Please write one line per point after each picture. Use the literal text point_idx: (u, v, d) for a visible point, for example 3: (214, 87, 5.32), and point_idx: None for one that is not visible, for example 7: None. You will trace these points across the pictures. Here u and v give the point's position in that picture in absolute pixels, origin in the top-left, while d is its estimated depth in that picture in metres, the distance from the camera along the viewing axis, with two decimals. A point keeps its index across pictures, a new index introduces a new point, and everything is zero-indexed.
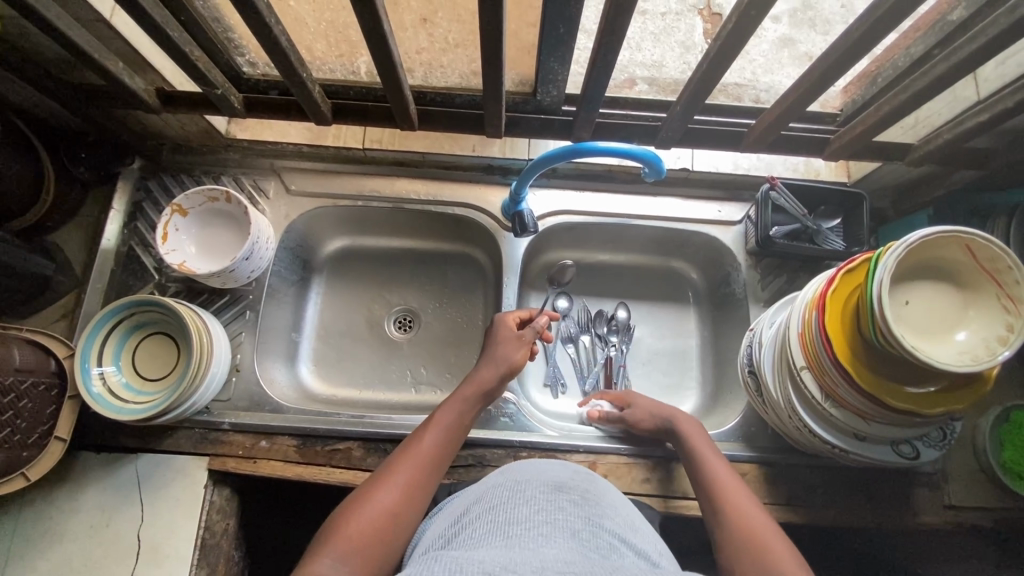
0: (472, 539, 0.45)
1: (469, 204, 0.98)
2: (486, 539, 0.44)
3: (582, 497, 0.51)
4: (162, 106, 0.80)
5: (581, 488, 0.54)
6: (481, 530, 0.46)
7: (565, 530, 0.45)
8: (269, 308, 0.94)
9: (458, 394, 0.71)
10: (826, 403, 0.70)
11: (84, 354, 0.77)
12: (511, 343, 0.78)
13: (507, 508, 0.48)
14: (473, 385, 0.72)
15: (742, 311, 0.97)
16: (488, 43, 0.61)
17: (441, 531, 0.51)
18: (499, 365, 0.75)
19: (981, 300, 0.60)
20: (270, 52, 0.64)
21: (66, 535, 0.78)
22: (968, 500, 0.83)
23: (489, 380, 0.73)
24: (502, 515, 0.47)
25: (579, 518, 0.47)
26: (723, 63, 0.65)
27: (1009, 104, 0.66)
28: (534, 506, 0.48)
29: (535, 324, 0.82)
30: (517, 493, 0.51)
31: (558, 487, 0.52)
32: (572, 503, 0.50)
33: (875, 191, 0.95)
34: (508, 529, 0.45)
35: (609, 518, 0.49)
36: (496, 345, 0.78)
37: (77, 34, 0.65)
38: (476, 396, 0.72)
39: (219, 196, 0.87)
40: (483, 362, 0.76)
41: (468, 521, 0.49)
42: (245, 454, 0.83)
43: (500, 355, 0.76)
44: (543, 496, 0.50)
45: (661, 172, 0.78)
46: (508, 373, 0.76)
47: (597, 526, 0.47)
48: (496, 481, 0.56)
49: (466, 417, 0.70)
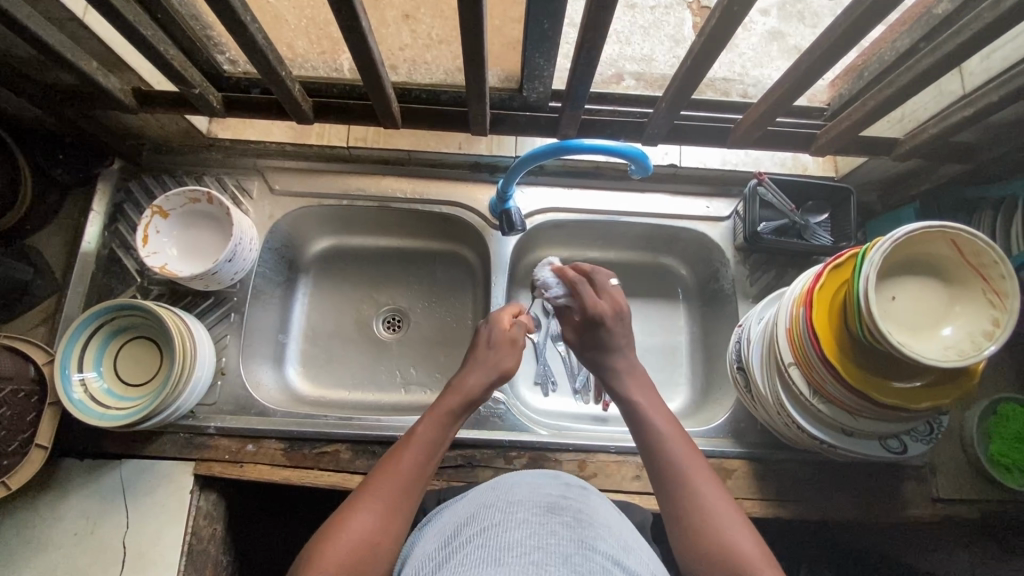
0: (462, 566, 0.44)
1: (457, 202, 0.97)
2: (477, 566, 0.44)
3: (574, 519, 0.51)
4: (139, 106, 0.79)
5: (574, 509, 0.53)
6: (472, 557, 0.45)
7: (557, 556, 0.45)
8: (254, 310, 0.92)
9: (442, 406, 0.67)
10: (814, 399, 0.70)
11: (64, 360, 0.75)
12: (503, 349, 0.75)
13: (498, 531, 0.48)
14: (460, 393, 0.69)
15: (731, 307, 0.97)
16: (471, 38, 0.60)
17: (431, 553, 0.51)
18: (487, 371, 0.73)
19: (966, 294, 0.60)
20: (249, 51, 0.63)
21: (49, 544, 0.77)
22: (956, 493, 0.84)
23: (475, 389, 0.70)
24: (494, 540, 0.47)
25: (572, 542, 0.47)
26: (708, 58, 0.64)
27: (994, 98, 0.65)
28: (526, 530, 0.48)
29: (522, 325, 0.80)
30: (508, 515, 0.50)
31: (551, 508, 0.52)
32: (564, 526, 0.49)
33: (863, 184, 0.95)
34: (499, 555, 0.45)
35: (603, 540, 0.49)
36: (487, 351, 0.75)
37: (48, 33, 0.64)
38: (463, 406, 0.69)
39: (201, 197, 0.86)
40: (470, 368, 0.73)
41: (459, 547, 0.48)
42: (231, 458, 0.82)
43: (489, 361, 0.74)
44: (535, 518, 0.50)
45: (649, 169, 0.78)
46: (497, 379, 0.73)
47: (590, 549, 0.46)
48: (488, 500, 0.55)
49: (448, 429, 0.66)
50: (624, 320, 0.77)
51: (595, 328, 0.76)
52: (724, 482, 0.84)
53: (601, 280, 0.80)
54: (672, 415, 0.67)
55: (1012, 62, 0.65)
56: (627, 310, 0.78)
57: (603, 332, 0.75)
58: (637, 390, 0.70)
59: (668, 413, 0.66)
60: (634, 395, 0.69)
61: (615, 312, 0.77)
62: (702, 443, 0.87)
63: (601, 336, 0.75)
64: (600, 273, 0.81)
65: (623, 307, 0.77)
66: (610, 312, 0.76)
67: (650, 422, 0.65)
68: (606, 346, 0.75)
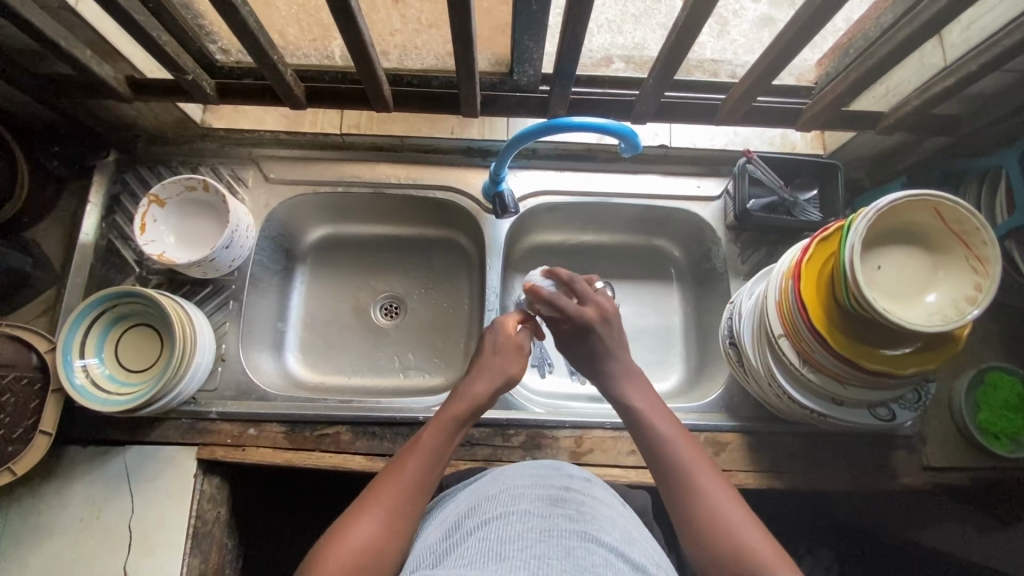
0: (463, 560, 0.46)
1: (451, 187, 0.98)
2: (477, 561, 0.45)
3: (576, 512, 0.51)
4: (133, 95, 0.79)
5: (577, 501, 0.54)
6: (473, 551, 0.46)
7: (559, 549, 0.45)
8: (253, 297, 0.93)
9: (449, 413, 0.66)
10: (803, 368, 0.71)
11: (66, 346, 0.76)
12: (509, 354, 0.74)
13: (498, 526, 0.49)
14: (465, 402, 0.68)
15: (722, 285, 0.98)
16: (459, 19, 0.61)
17: (432, 546, 0.52)
18: (494, 378, 0.71)
19: (949, 260, 0.61)
20: (239, 35, 0.64)
21: (55, 530, 0.79)
22: (946, 461, 0.85)
23: (481, 397, 0.69)
24: (494, 534, 0.48)
25: (573, 534, 0.47)
26: (691, 33, 0.65)
27: (973, 68, 0.66)
28: (527, 523, 0.49)
29: (529, 329, 0.79)
30: (509, 509, 0.51)
31: (553, 500, 0.53)
32: (566, 518, 0.50)
33: (851, 161, 0.96)
34: (500, 549, 0.45)
35: (605, 532, 0.50)
36: (494, 356, 0.74)
37: (41, 21, 0.65)
38: (468, 414, 0.68)
39: (197, 185, 0.87)
40: (475, 373, 0.72)
41: (460, 541, 0.49)
42: (233, 442, 0.83)
43: (496, 367, 0.73)
44: (536, 511, 0.50)
45: (638, 147, 0.79)
46: (503, 385, 0.72)
47: (592, 542, 0.47)
48: (491, 492, 0.56)
49: (454, 436, 0.65)
50: (611, 323, 0.76)
51: (583, 338, 0.75)
52: (719, 455, 0.86)
53: (583, 286, 0.78)
54: (671, 414, 0.68)
55: (990, 33, 0.66)
56: (614, 312, 0.76)
57: (592, 341, 0.74)
58: (633, 390, 0.70)
59: (666, 412, 0.68)
60: (631, 393, 0.70)
61: (601, 317, 0.75)
62: (696, 418, 0.88)
63: (592, 344, 0.74)
64: (579, 279, 0.79)
65: (609, 310, 0.76)
66: (596, 318, 0.75)
67: (651, 419, 0.66)
68: (598, 353, 0.74)
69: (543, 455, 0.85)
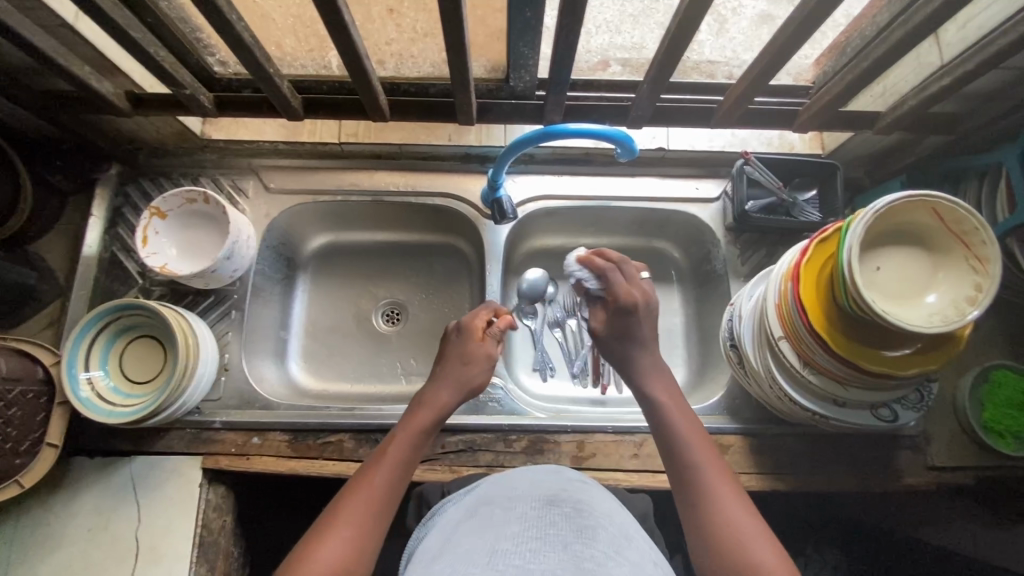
0: (458, 554, 0.46)
1: (449, 193, 0.98)
2: (472, 554, 0.45)
3: (574, 509, 0.52)
4: (132, 109, 0.80)
5: (574, 500, 0.54)
6: (468, 547, 0.47)
7: (556, 544, 0.46)
8: (255, 307, 0.94)
9: (414, 423, 0.67)
10: (804, 370, 0.71)
11: (71, 357, 0.77)
12: (475, 362, 0.75)
13: (494, 526, 0.49)
14: (432, 409, 0.69)
15: (723, 286, 0.98)
16: (453, 28, 0.62)
17: (431, 545, 0.52)
18: (458, 386, 0.73)
19: (950, 262, 0.61)
20: (234, 48, 0.64)
21: (63, 541, 0.79)
22: (950, 460, 0.84)
23: (446, 406, 0.71)
24: (490, 533, 0.48)
25: (571, 530, 0.48)
26: (686, 35, 0.65)
27: (968, 67, 0.66)
28: (525, 523, 0.49)
29: (496, 331, 0.80)
30: (507, 511, 0.51)
31: (550, 500, 0.53)
32: (563, 517, 0.50)
33: (850, 161, 0.96)
34: (494, 545, 0.46)
35: (603, 530, 0.50)
36: (457, 362, 0.75)
37: (40, 39, 0.66)
38: (434, 421, 0.69)
39: (198, 198, 0.88)
40: (440, 380, 0.73)
41: (456, 539, 0.49)
42: (237, 452, 0.84)
43: (461, 374, 0.74)
44: (533, 512, 0.51)
45: (635, 151, 0.79)
46: (466, 393, 0.74)
47: (588, 537, 0.47)
48: (487, 496, 0.56)
49: (422, 445, 0.66)
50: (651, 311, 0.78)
51: (625, 316, 0.76)
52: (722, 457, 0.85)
53: (631, 270, 0.80)
54: (699, 425, 0.66)
55: (987, 31, 0.65)
56: (655, 301, 0.79)
57: (633, 321, 0.76)
58: (664, 396, 0.69)
59: (692, 420, 0.66)
60: (659, 399, 0.69)
61: (645, 302, 0.78)
62: None
63: (629, 326, 0.76)
64: (629, 264, 0.81)
65: (652, 299, 0.79)
66: (642, 303, 0.77)
67: (676, 428, 0.65)
68: (634, 336, 0.75)
69: (545, 460, 0.85)
